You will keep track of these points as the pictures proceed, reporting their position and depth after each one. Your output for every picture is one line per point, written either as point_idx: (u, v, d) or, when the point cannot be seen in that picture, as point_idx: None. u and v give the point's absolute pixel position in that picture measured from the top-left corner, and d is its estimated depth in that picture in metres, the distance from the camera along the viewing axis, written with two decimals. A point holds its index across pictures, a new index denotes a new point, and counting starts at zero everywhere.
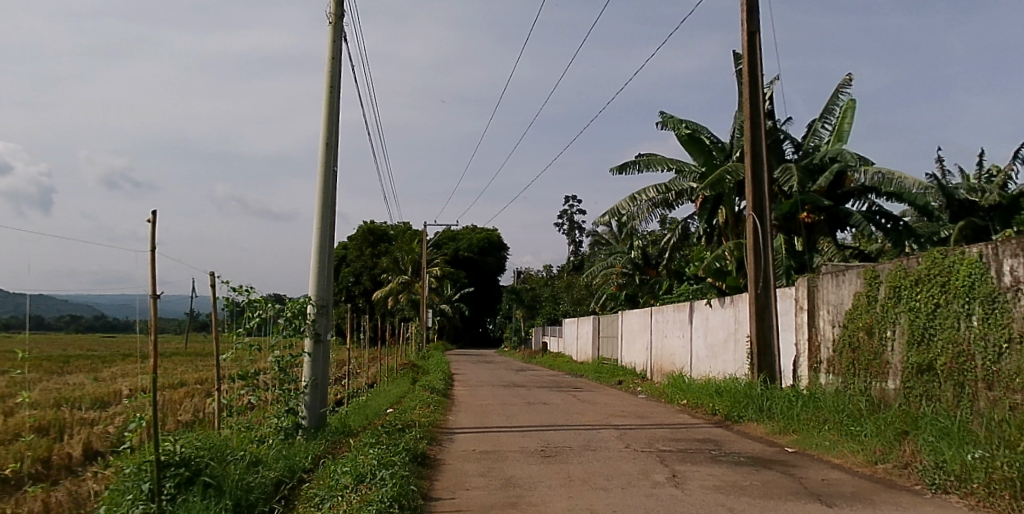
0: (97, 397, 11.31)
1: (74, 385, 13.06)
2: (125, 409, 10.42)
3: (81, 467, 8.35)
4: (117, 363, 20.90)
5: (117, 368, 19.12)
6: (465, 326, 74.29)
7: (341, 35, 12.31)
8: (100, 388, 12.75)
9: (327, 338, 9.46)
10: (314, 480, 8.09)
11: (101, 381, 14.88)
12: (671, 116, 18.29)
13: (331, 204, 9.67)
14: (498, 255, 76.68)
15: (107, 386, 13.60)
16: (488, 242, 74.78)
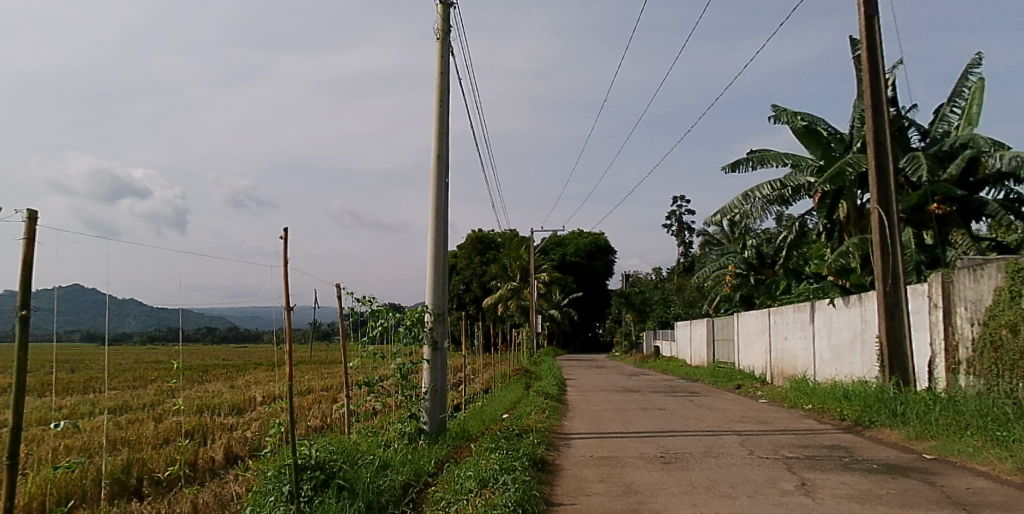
0: (235, 403, 11.96)
1: (215, 392, 13.85)
2: (260, 415, 10.95)
3: (224, 469, 8.73)
4: (250, 371, 22.25)
5: (251, 376, 20.32)
6: (576, 331, 74.03)
7: (448, 50, 12.45)
8: (237, 395, 13.55)
9: (444, 345, 9.57)
10: (439, 484, 8.33)
11: (237, 388, 15.81)
12: (784, 109, 17.67)
13: (444, 215, 9.76)
14: (607, 260, 76.23)
15: (243, 393, 14.41)
16: (596, 246, 74.76)
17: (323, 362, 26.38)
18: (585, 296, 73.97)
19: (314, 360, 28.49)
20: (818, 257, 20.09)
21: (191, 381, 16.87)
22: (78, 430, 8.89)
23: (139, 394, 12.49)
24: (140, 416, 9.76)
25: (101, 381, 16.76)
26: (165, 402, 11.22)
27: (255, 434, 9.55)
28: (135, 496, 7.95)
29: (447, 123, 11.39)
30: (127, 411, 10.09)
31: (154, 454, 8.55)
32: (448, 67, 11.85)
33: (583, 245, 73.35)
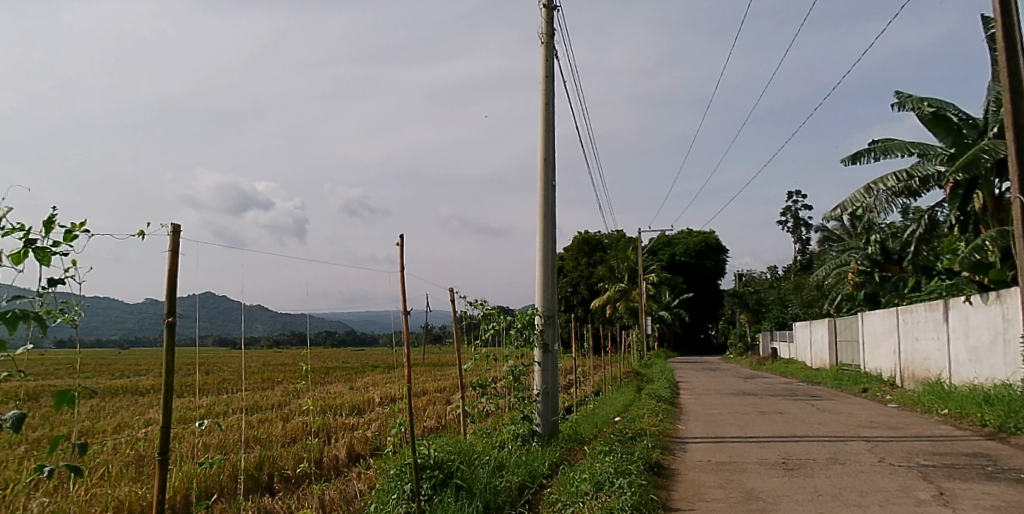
0: (355, 403, 12.45)
1: (336, 393, 14.46)
2: (379, 415, 11.33)
3: (348, 468, 9.05)
4: (368, 374, 23.14)
5: (370, 378, 21.13)
6: (686, 333, 71.87)
7: (554, 52, 12.47)
8: (357, 397, 14.11)
9: (555, 347, 9.59)
10: (554, 486, 8.34)
11: (357, 389, 16.45)
12: (908, 95, 16.72)
13: (552, 217, 9.78)
14: (719, 258, 73.87)
15: (363, 394, 14.98)
16: (707, 246, 72.80)
17: (434, 366, 27.13)
18: (696, 297, 71.86)
19: (428, 364, 29.19)
20: (951, 252, 18.81)
21: (314, 383, 17.73)
22: (215, 429, 9.48)
23: (272, 397, 13.21)
24: (269, 415, 10.29)
25: (236, 384, 17.90)
26: (291, 403, 11.84)
27: (376, 434, 9.85)
28: (268, 491, 8.36)
29: (554, 125, 11.41)
30: (258, 410, 10.68)
31: (283, 452, 9.01)
32: (554, 70, 11.89)
33: (693, 245, 71.57)
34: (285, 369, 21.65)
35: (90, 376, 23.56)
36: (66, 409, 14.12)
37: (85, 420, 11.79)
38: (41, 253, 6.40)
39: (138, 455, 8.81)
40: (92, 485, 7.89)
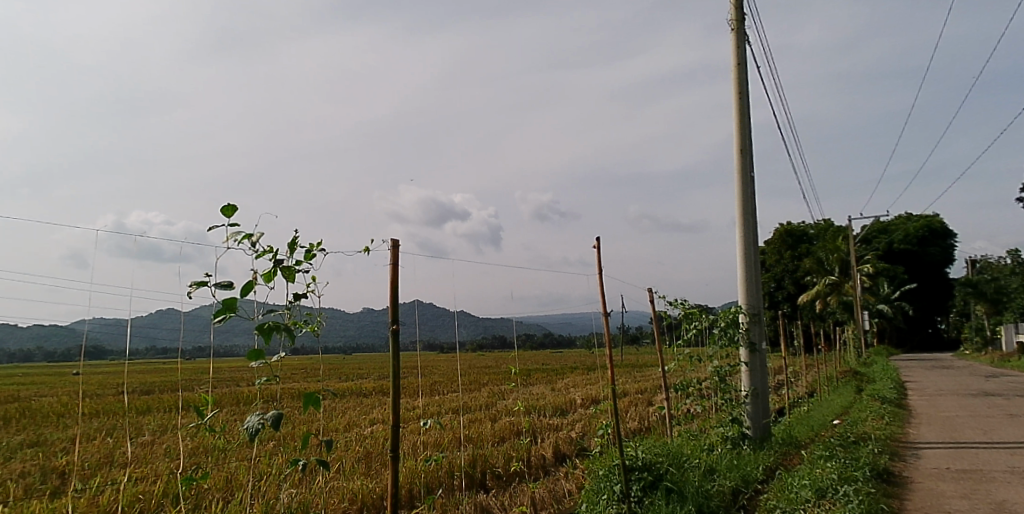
0: (559, 405, 12.74)
1: (539, 395, 14.95)
2: (581, 416, 11.48)
3: (555, 467, 9.24)
4: (568, 375, 23.73)
5: (570, 380, 21.64)
6: (911, 328, 65.05)
7: (745, 38, 12.01)
8: (560, 397, 14.43)
9: (763, 347, 9.30)
10: (771, 492, 7.99)
11: (559, 391, 16.79)
12: None
13: (753, 210, 9.43)
14: (945, 244, 66.36)
15: (565, 395, 15.29)
16: (929, 230, 65.72)
17: (631, 370, 27.09)
18: (920, 287, 64.46)
19: (626, 365, 29.28)
20: None
21: (519, 384, 18.49)
22: (435, 427, 10.13)
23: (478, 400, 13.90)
24: (479, 416, 10.79)
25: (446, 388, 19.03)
26: (498, 404, 12.40)
27: (583, 435, 9.99)
28: (482, 488, 8.73)
29: (748, 114, 10.99)
30: (467, 409, 11.22)
31: (494, 451, 9.37)
32: (746, 56, 11.48)
33: (913, 231, 65.07)
34: (491, 373, 22.70)
35: (324, 379, 26.36)
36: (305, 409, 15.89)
37: (320, 420, 13.12)
38: (286, 271, 7.32)
39: (366, 451, 9.55)
40: (330, 479, 8.64)
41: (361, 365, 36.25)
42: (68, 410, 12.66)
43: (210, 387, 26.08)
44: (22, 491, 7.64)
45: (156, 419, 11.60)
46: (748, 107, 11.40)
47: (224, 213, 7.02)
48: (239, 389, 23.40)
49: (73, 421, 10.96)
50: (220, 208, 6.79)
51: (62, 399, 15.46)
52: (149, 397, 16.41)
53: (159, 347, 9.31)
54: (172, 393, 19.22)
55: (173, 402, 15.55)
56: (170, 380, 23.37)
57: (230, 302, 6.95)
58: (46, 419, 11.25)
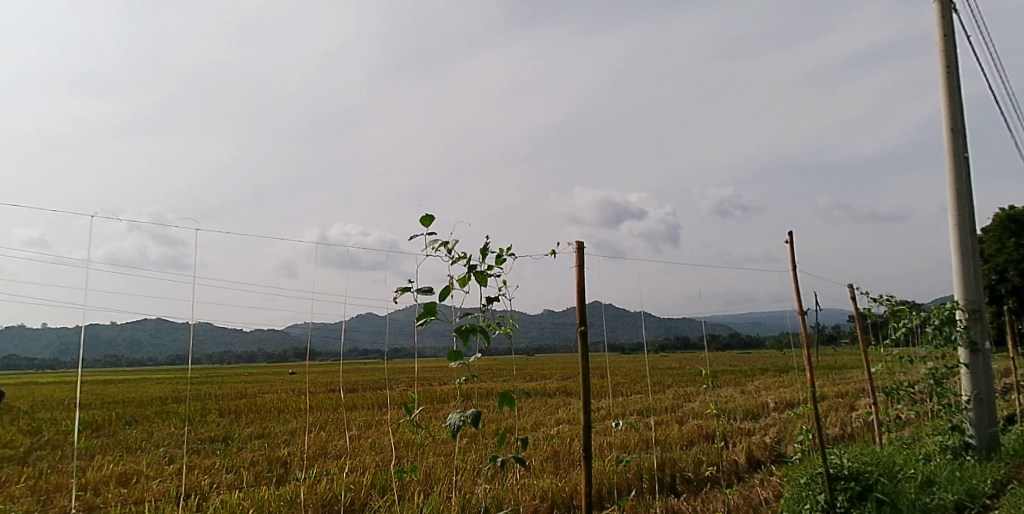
0: (749, 408, 12.25)
1: (728, 398, 14.48)
2: (773, 420, 10.95)
3: (750, 473, 8.90)
4: (759, 377, 22.76)
5: (762, 382, 20.76)
6: None
7: (951, 7, 11.00)
8: (751, 400, 13.85)
9: (986, 347, 8.63)
10: (1004, 508, 7.17)
11: (750, 394, 16.16)
12: None
13: (969, 196, 8.66)
14: None
15: (755, 398, 14.66)
16: None
17: (829, 372, 25.34)
18: None
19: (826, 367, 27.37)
20: None
21: (708, 387, 18.03)
22: (623, 429, 10.11)
23: (666, 404, 13.68)
24: (667, 418, 10.64)
25: (629, 390, 18.92)
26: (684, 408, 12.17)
27: (779, 440, 9.53)
28: (672, 492, 8.54)
29: (959, 89, 10.04)
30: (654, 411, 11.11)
31: (683, 455, 9.18)
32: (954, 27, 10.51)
33: None
34: (677, 376, 22.27)
35: (510, 379, 27.32)
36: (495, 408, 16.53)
37: (509, 419, 13.58)
38: (480, 276, 7.64)
39: (554, 450, 9.71)
40: (522, 477, 8.83)
41: (544, 366, 37.01)
42: (290, 405, 14.14)
43: (405, 385, 28.02)
44: (253, 478, 8.49)
45: (363, 415, 12.63)
46: (958, 82, 10.42)
47: (423, 222, 7.49)
48: (431, 388, 24.88)
49: (293, 415, 12.21)
50: (420, 219, 7.27)
51: (285, 395, 17.34)
52: (357, 395, 17.90)
53: (364, 348, 10.10)
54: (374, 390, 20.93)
55: (378, 399, 16.84)
56: (372, 379, 25.41)
57: (431, 306, 7.39)
58: (271, 413, 12.62)
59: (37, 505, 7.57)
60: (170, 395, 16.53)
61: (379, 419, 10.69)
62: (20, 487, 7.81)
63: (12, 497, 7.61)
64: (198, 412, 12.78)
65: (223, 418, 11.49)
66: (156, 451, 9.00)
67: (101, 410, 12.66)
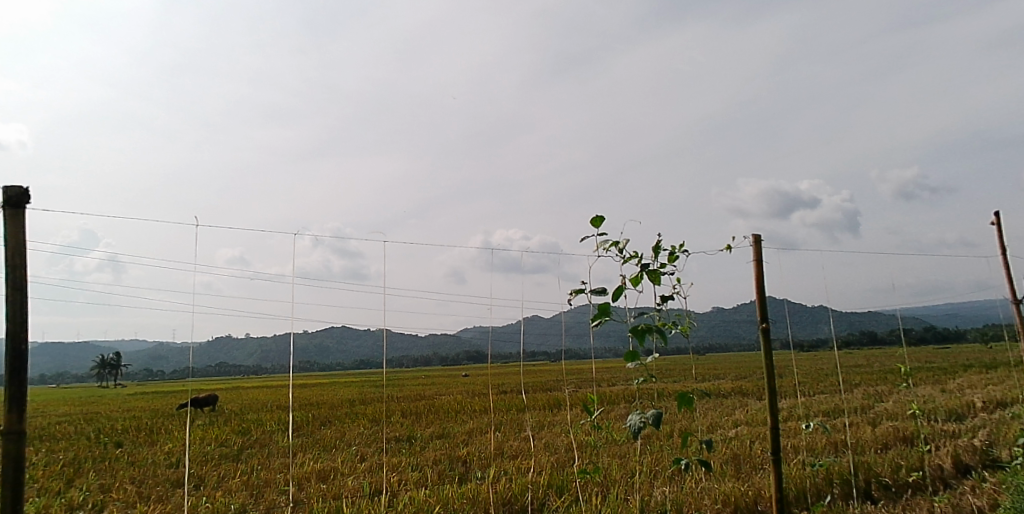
0: (954, 408, 11.20)
1: (927, 398, 13.36)
2: (983, 422, 9.94)
3: (958, 480, 8.13)
4: (964, 374, 20.68)
5: (968, 380, 18.87)
6: None
7: None
8: (955, 400, 12.65)
9: None
10: None
11: (957, 393, 14.71)
12: None
13: None
14: None
15: (961, 397, 13.36)
16: None
17: None
18: None
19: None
20: None
21: (905, 388, 16.67)
22: (807, 433, 9.61)
23: (857, 405, 12.80)
24: (857, 422, 10.00)
25: (812, 393, 17.87)
26: (876, 410, 11.38)
27: (992, 443, 8.64)
28: (868, 499, 7.95)
29: None
30: (843, 413, 10.51)
31: (878, 459, 8.59)
32: None
33: None
34: (867, 377, 20.68)
35: (678, 382, 26.86)
36: (671, 411, 16.22)
37: (686, 421, 13.28)
38: (653, 274, 7.54)
39: (734, 453, 9.40)
40: (702, 480, 8.56)
41: (718, 370, 35.66)
42: (466, 407, 14.71)
43: (571, 387, 28.42)
44: (437, 476, 8.85)
45: (538, 416, 12.95)
46: None
47: (593, 224, 7.50)
48: (598, 390, 25.00)
49: (470, 416, 12.70)
50: (591, 220, 7.27)
51: (462, 397, 18.20)
52: (530, 397, 18.40)
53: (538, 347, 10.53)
54: (542, 394, 21.27)
55: (550, 402, 17.07)
56: (539, 383, 25.86)
57: (605, 306, 7.39)
58: (450, 413, 13.28)
59: (250, 498, 8.32)
60: (356, 400, 17.80)
61: (553, 424, 10.88)
62: (236, 482, 8.65)
63: (229, 491, 8.42)
64: (384, 415, 13.66)
65: (406, 419, 12.20)
66: (349, 450, 9.64)
67: (300, 413, 13.88)
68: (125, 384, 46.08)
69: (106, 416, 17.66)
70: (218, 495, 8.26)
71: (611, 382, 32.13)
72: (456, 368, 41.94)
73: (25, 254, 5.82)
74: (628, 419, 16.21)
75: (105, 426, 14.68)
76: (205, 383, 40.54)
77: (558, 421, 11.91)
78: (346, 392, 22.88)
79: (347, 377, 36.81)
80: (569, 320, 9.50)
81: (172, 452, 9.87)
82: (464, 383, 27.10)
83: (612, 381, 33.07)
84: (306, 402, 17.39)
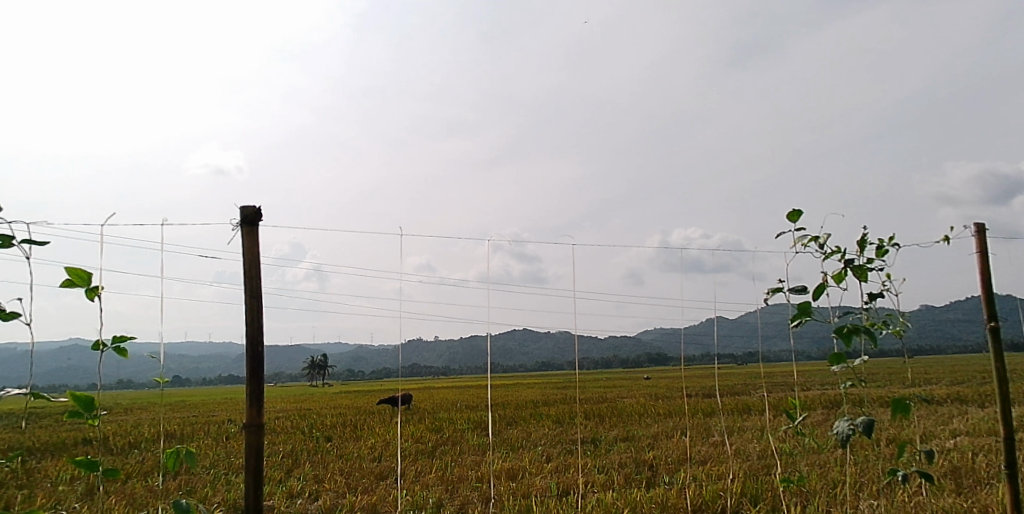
0: None
1: None
2: None
3: None
4: None
5: None
6: None
7: None
8: None
9: None
10: None
11: None
12: None
13: None
14: None
15: None
16: None
17: None
18: None
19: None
20: None
21: None
22: None
23: None
24: None
25: None
26: None
27: None
28: None
29: None
30: None
31: None
32: None
33: None
34: None
35: (881, 390, 24.94)
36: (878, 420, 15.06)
37: (894, 431, 12.24)
38: (859, 271, 7.09)
39: (954, 467, 8.55)
40: (916, 494, 7.83)
41: (928, 375, 32.32)
42: (649, 410, 14.56)
43: (758, 391, 27.48)
44: (624, 479, 8.79)
45: (728, 421, 12.63)
46: None
47: (791, 219, 7.19)
48: (791, 396, 23.90)
49: (655, 420, 12.56)
50: (788, 216, 7.00)
51: (645, 401, 18.18)
52: (716, 401, 18.02)
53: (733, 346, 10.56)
54: (729, 398, 20.48)
55: (739, 408, 16.39)
56: (725, 389, 25.03)
57: (805, 306, 6.98)
58: (633, 416, 13.30)
59: (446, 493, 8.71)
60: (536, 402, 18.27)
61: (744, 434, 10.52)
62: (433, 477, 9.11)
63: (426, 485, 8.89)
64: (568, 417, 13.86)
65: (592, 421, 12.35)
66: (535, 450, 9.86)
67: (487, 414, 14.52)
68: (328, 385, 50.60)
69: (311, 413, 19.54)
70: (417, 489, 8.75)
71: (802, 389, 30.31)
72: (633, 372, 41.83)
73: (260, 265, 6.42)
74: (828, 427, 15.27)
75: (315, 422, 16.12)
76: (396, 385, 43.55)
77: (750, 428, 11.47)
78: (527, 392, 23.48)
79: (529, 379, 38.03)
80: (761, 319, 9.17)
81: (374, 447, 10.59)
82: (647, 386, 27.13)
83: (802, 387, 31.14)
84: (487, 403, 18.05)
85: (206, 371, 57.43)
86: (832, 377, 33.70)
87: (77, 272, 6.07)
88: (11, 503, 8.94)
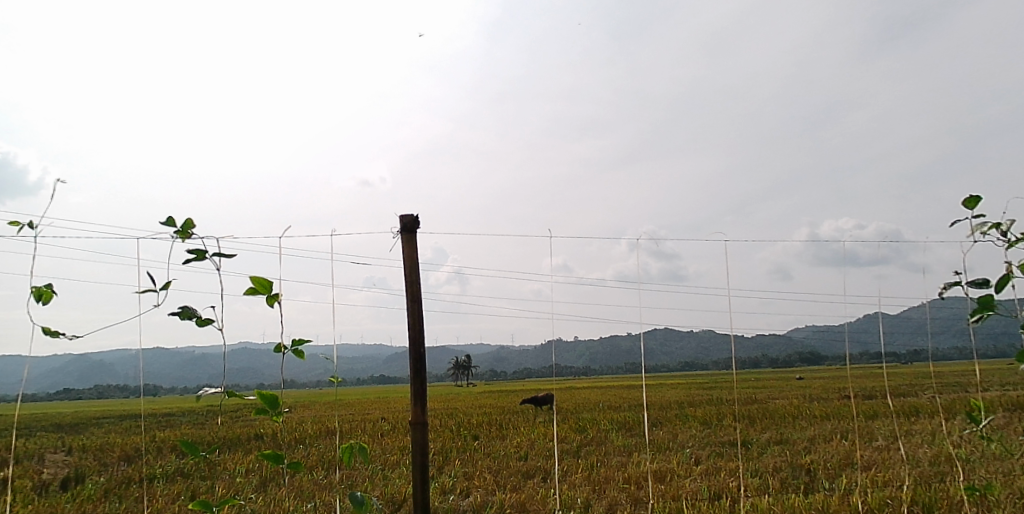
0: None
1: None
2: None
3: None
4: None
5: None
6: None
7: None
8: None
9: None
10: None
11: None
12: None
13: None
14: None
15: None
16: None
17: None
18: None
19: None
20: None
21: None
22: None
23: None
24: None
25: None
26: None
27: None
28: None
29: None
30: None
31: None
32: None
33: None
34: None
35: None
36: None
37: None
38: None
39: None
40: None
41: None
42: (804, 412, 13.92)
43: (931, 392, 25.40)
44: (780, 484, 8.46)
45: (892, 426, 11.87)
46: None
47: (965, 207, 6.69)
48: (973, 398, 21.89)
49: (811, 422, 12.01)
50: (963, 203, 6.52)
51: (798, 402, 17.41)
52: (878, 403, 16.90)
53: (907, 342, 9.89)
54: (894, 400, 19.10)
55: (906, 411, 15.28)
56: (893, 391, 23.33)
57: (987, 300, 6.45)
58: (787, 419, 12.78)
59: (594, 493, 8.71)
60: (681, 402, 17.99)
61: (910, 440, 9.86)
62: (580, 478, 9.16)
63: (573, 485, 8.94)
64: (716, 420, 13.54)
65: (742, 424, 11.99)
66: (682, 452, 9.73)
67: (631, 415, 14.46)
68: (468, 385, 52.12)
69: (450, 412, 20.25)
70: (565, 488, 8.82)
71: (979, 390, 27.64)
72: (782, 374, 39.98)
73: (419, 271, 6.69)
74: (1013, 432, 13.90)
75: (463, 420, 16.70)
76: (532, 386, 44.18)
77: (919, 433, 10.70)
78: (670, 394, 23.10)
79: (670, 379, 37.46)
80: (928, 315, 8.59)
81: (520, 446, 10.79)
82: (800, 386, 25.89)
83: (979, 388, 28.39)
84: (628, 404, 17.96)
85: (360, 371, 61.11)
86: (1015, 378, 30.51)
87: (261, 282, 6.66)
88: (196, 492, 9.85)
